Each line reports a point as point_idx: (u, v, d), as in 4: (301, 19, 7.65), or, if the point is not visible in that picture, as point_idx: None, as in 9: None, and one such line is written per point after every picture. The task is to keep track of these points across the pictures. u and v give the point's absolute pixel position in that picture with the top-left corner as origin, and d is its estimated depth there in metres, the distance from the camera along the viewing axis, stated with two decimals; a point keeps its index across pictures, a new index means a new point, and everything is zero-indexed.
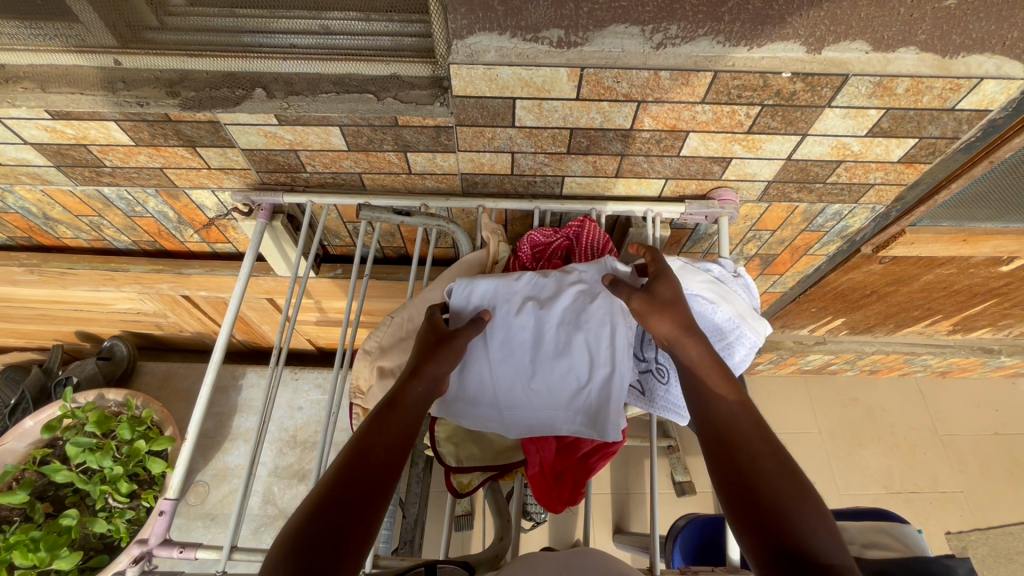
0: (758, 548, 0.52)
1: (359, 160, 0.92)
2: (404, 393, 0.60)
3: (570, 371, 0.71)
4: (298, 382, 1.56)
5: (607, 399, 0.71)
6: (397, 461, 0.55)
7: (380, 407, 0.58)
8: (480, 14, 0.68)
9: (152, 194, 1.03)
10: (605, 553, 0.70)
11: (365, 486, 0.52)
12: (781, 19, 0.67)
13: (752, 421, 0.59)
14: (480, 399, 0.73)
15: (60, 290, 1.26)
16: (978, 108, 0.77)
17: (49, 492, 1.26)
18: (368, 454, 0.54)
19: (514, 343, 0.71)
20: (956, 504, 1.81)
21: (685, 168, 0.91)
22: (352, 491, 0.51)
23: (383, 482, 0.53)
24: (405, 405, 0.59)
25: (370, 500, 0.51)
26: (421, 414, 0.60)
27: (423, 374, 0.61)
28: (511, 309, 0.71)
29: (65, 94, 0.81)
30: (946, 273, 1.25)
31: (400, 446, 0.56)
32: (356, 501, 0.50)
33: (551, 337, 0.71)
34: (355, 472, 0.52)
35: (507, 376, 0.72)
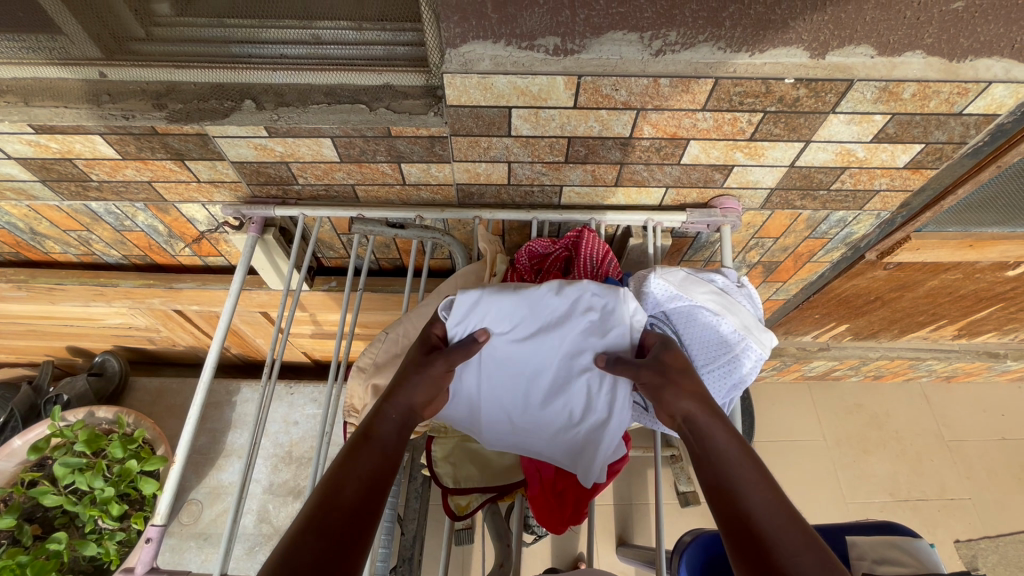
0: None
1: (352, 171, 0.89)
2: (376, 423, 0.58)
3: (565, 405, 0.69)
4: (293, 397, 1.53)
5: (595, 442, 0.70)
6: (377, 494, 0.52)
7: (355, 439, 0.56)
8: (474, 22, 0.66)
9: (141, 208, 1.00)
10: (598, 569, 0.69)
11: (346, 519, 0.48)
12: (784, 24, 0.65)
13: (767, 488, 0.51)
14: (469, 417, 0.72)
15: (49, 306, 1.23)
16: (987, 113, 0.75)
17: (38, 513, 1.24)
18: (347, 485, 0.51)
19: (510, 374, 0.67)
20: (965, 511, 1.78)
21: (686, 176, 0.88)
22: (332, 523, 0.47)
23: (365, 515, 0.50)
24: (377, 436, 0.56)
25: (351, 535, 0.48)
26: (398, 443, 0.58)
27: (394, 398, 0.59)
28: (512, 338, 0.65)
29: (48, 108, 0.78)
30: (952, 278, 1.23)
31: (379, 477, 0.53)
32: (337, 534, 0.47)
33: (551, 372, 0.67)
34: (335, 502, 0.49)
35: (500, 403, 0.70)
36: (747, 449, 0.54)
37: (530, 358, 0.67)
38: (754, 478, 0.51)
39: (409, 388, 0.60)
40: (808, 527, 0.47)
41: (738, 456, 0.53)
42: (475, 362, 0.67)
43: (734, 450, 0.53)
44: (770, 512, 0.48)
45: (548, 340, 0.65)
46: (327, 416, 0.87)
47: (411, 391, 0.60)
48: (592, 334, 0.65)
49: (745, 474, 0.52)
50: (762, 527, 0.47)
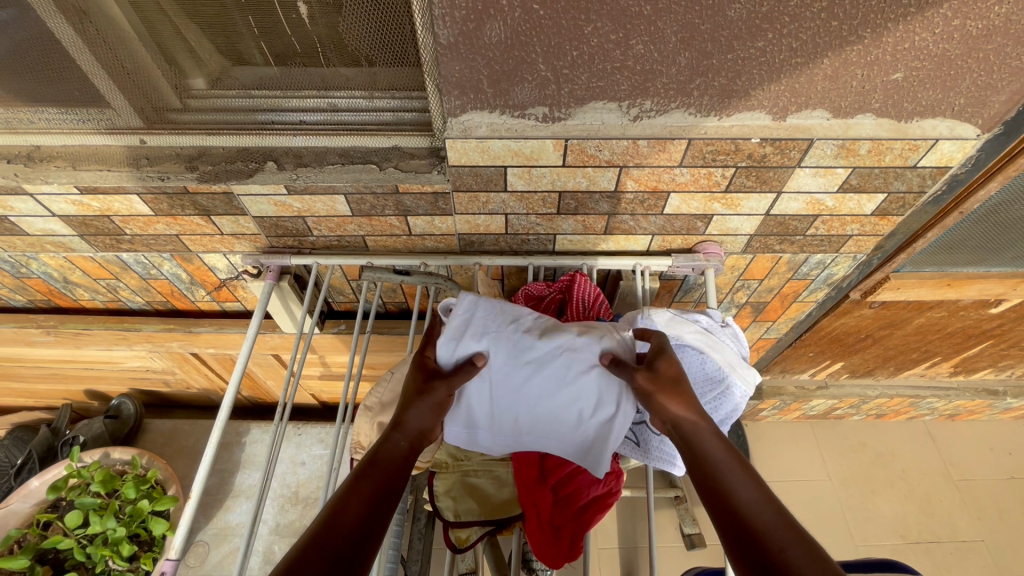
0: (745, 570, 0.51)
1: (362, 224, 0.98)
2: (384, 448, 0.63)
3: (575, 405, 0.71)
4: (301, 437, 1.56)
5: (604, 435, 0.72)
6: (376, 517, 0.57)
7: (362, 463, 0.61)
8: (471, 96, 0.75)
9: (167, 258, 1.08)
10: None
11: (349, 536, 0.54)
12: (746, 93, 0.74)
13: (748, 476, 0.58)
14: (474, 418, 0.73)
15: (74, 350, 1.30)
16: (939, 165, 0.83)
17: (50, 555, 1.27)
18: (350, 506, 0.56)
19: (519, 373, 0.69)
20: (978, 553, 1.75)
21: (670, 225, 0.96)
22: (335, 538, 0.53)
23: (365, 537, 0.54)
24: (383, 462, 0.62)
25: (352, 552, 0.53)
26: (400, 469, 0.63)
27: (401, 426, 0.65)
28: (525, 337, 0.68)
29: (93, 171, 0.88)
30: (937, 315, 1.27)
31: (381, 497, 0.59)
32: (341, 552, 0.52)
33: (563, 371, 0.69)
34: (338, 519, 0.55)
35: (506, 402, 0.71)
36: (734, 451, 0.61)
37: (541, 358, 0.68)
38: (744, 476, 0.58)
39: (418, 415, 0.66)
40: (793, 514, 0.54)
41: (726, 455, 0.60)
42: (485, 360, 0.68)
43: (723, 453, 0.61)
44: (757, 501, 0.55)
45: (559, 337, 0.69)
46: (335, 454, 0.91)
47: (413, 417, 0.66)
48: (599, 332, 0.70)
49: (732, 471, 0.59)
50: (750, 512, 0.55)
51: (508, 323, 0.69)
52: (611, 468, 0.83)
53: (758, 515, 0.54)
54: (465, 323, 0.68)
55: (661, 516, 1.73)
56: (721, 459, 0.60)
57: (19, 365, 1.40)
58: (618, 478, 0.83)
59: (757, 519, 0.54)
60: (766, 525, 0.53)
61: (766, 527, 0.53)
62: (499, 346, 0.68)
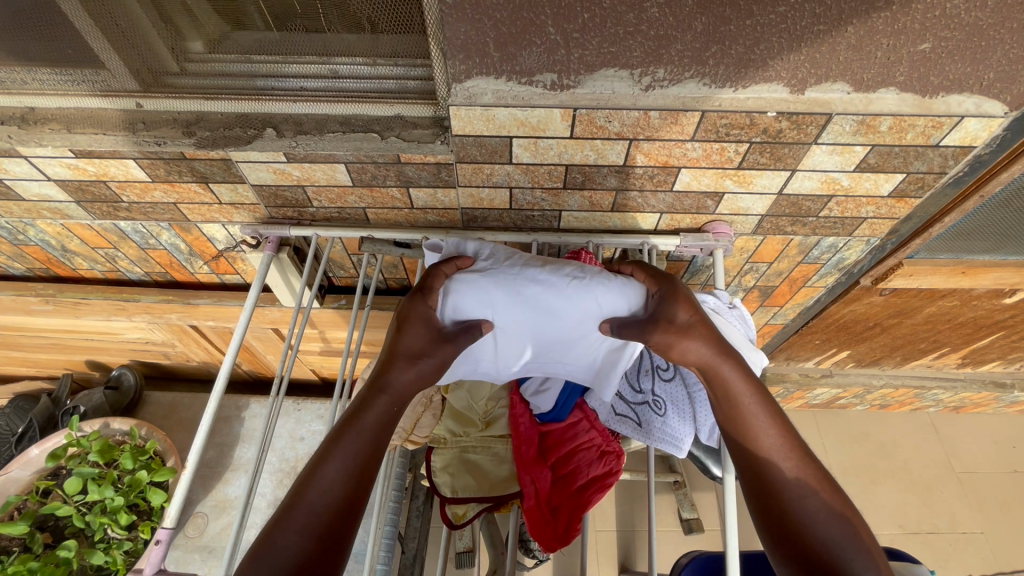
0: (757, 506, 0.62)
1: (363, 195, 0.95)
2: (363, 412, 0.62)
3: (583, 337, 0.71)
4: (300, 413, 1.56)
5: (613, 364, 0.73)
6: (358, 492, 0.58)
7: (339, 427, 0.61)
8: (477, 61, 0.72)
9: (166, 228, 1.07)
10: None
11: (329, 514, 0.56)
12: (764, 63, 0.70)
13: (772, 418, 0.63)
14: (474, 351, 0.72)
15: (72, 319, 1.29)
16: (962, 145, 0.79)
17: (50, 522, 1.29)
18: (327, 483, 0.57)
19: (522, 302, 0.68)
20: (977, 545, 1.74)
21: (679, 202, 0.93)
22: (313, 519, 0.55)
23: (348, 514, 0.57)
24: (361, 427, 0.61)
25: (332, 529, 0.55)
26: (382, 431, 0.62)
27: (385, 387, 0.63)
28: (530, 268, 0.70)
29: (88, 135, 0.86)
30: (949, 305, 1.25)
31: (361, 466, 0.59)
32: (323, 531, 0.55)
33: (568, 302, 0.68)
34: (315, 497, 0.56)
35: (511, 335, 0.70)
36: (762, 393, 0.64)
37: (545, 288, 0.68)
38: (768, 420, 0.63)
39: (407, 374, 0.64)
40: (809, 453, 0.62)
41: (754, 398, 0.64)
42: (484, 292, 0.68)
43: (749, 397, 0.64)
44: (782, 449, 0.62)
45: (565, 270, 0.70)
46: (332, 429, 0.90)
47: (402, 378, 0.63)
48: (600, 270, 0.71)
49: (760, 416, 0.63)
50: (770, 459, 0.61)
51: (503, 260, 0.72)
52: (612, 448, 0.82)
53: (776, 462, 0.61)
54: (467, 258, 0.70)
55: (660, 500, 1.73)
56: (750, 409, 0.63)
57: (18, 334, 1.40)
58: (618, 458, 0.81)
59: (775, 466, 0.61)
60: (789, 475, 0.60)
61: (790, 478, 0.60)
62: (502, 278, 0.68)
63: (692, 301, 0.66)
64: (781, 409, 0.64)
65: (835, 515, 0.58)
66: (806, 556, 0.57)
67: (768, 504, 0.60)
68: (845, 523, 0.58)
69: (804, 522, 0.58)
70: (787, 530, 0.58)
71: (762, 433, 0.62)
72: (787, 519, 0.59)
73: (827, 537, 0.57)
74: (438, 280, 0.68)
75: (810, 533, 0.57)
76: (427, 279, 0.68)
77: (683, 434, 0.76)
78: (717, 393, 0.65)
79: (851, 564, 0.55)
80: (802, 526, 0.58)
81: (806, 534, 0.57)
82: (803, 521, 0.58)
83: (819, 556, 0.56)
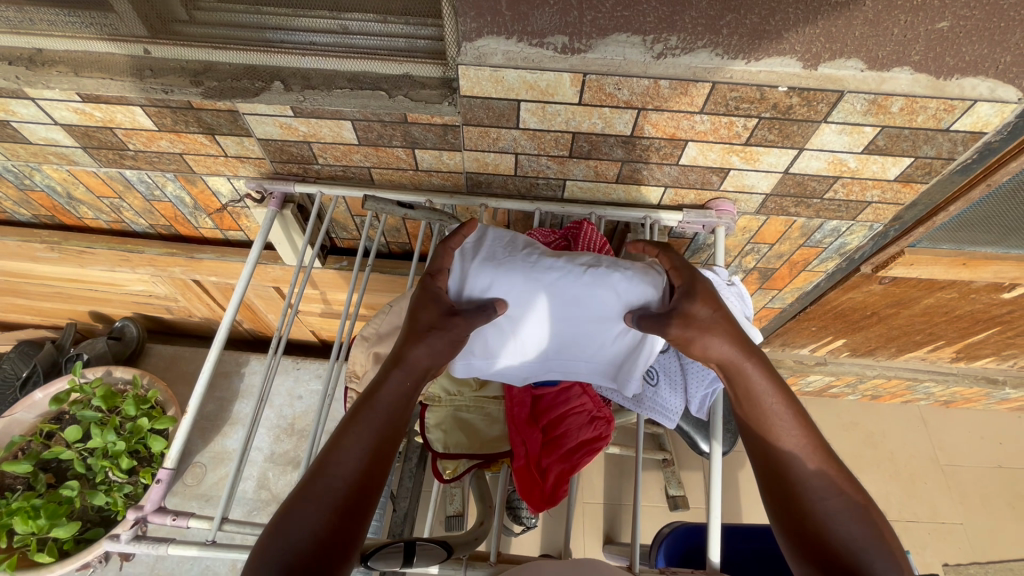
0: (775, 504, 0.63)
1: (369, 154, 0.95)
2: (381, 388, 0.64)
3: (601, 331, 0.69)
4: (299, 372, 1.59)
5: (632, 360, 0.72)
6: (376, 467, 0.61)
7: (359, 404, 0.63)
8: (489, 19, 0.71)
9: (171, 179, 1.07)
10: (604, 565, 0.67)
11: (350, 487, 0.59)
12: (778, 35, 0.69)
13: (794, 416, 0.64)
14: (492, 347, 0.72)
15: (77, 268, 1.31)
16: (973, 130, 0.79)
17: (53, 464, 1.33)
18: (347, 459, 0.60)
19: (537, 294, 0.67)
20: (955, 536, 1.78)
21: (684, 177, 0.93)
22: (334, 493, 0.58)
23: (367, 489, 0.60)
24: (379, 402, 0.63)
25: (352, 500, 0.59)
26: (400, 406, 0.64)
27: (402, 365, 0.64)
28: (544, 256, 0.68)
29: (96, 79, 0.85)
30: (947, 297, 1.25)
31: (378, 443, 0.62)
32: (343, 505, 0.59)
33: (584, 293, 0.67)
34: (336, 473, 0.59)
35: (530, 328, 0.70)
36: (787, 396, 0.65)
37: (560, 276, 0.67)
38: (790, 419, 0.64)
39: (423, 352, 0.64)
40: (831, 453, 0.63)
41: (779, 397, 0.65)
42: (496, 284, 0.67)
43: (772, 395, 0.64)
44: (803, 451, 0.63)
45: (578, 257, 0.69)
46: (328, 389, 0.91)
47: (415, 355, 0.64)
48: (615, 258, 0.70)
49: (784, 416, 0.64)
50: (790, 458, 0.63)
51: (517, 248, 0.69)
52: (603, 414, 0.83)
53: (796, 461, 0.62)
54: (482, 247, 0.69)
55: (648, 476, 1.77)
56: (773, 410, 0.64)
57: (24, 281, 1.42)
58: (608, 423, 0.83)
59: (796, 465, 0.62)
60: (811, 477, 0.62)
61: (811, 479, 0.62)
62: (517, 267, 0.67)
63: (714, 298, 0.66)
64: (803, 411, 0.65)
65: (856, 513, 0.60)
66: (828, 558, 0.58)
67: (788, 503, 0.62)
68: (866, 522, 0.60)
69: (826, 525, 0.60)
70: (810, 533, 0.60)
71: (785, 436, 0.63)
72: (808, 519, 0.60)
73: (848, 538, 0.59)
74: (447, 261, 0.68)
75: (831, 534, 0.59)
76: (439, 261, 0.68)
77: (674, 405, 0.79)
78: (739, 392, 0.66)
79: (871, 562, 0.57)
80: (823, 525, 0.60)
81: (828, 535, 0.59)
82: (825, 524, 0.59)
83: (842, 557, 0.58)
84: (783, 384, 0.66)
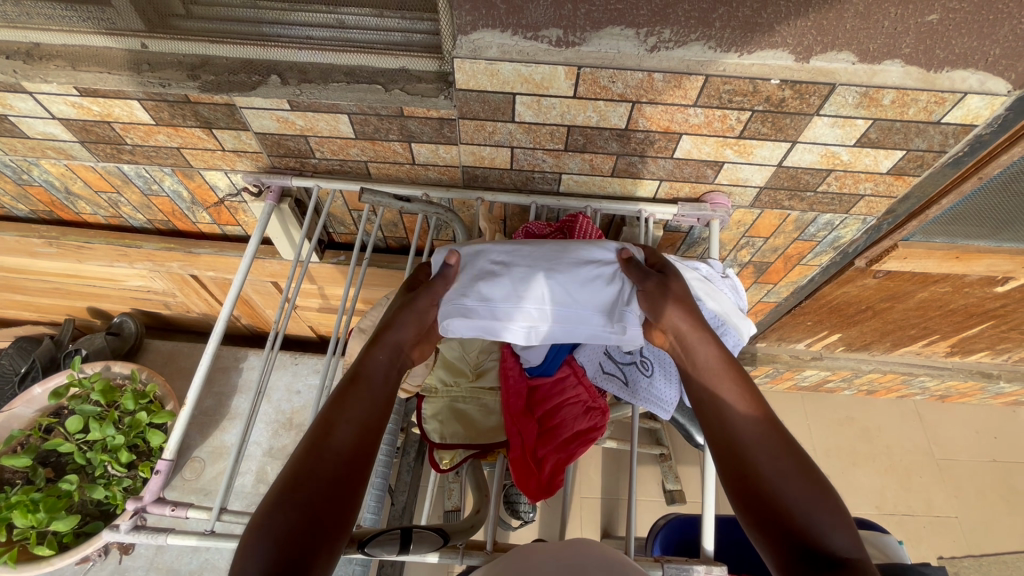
0: (728, 478, 0.61)
1: (365, 148, 0.96)
2: (365, 365, 0.64)
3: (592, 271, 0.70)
4: (297, 367, 1.60)
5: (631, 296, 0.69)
6: (367, 440, 0.59)
7: (344, 384, 0.63)
8: (484, 12, 0.72)
9: (169, 173, 1.07)
10: (617, 561, 0.57)
11: (343, 458, 0.57)
12: (770, 28, 0.70)
13: (742, 388, 0.64)
14: (486, 295, 0.68)
15: (75, 263, 1.31)
16: (964, 122, 0.79)
17: (52, 458, 1.34)
18: (338, 431, 0.58)
19: (523, 251, 0.72)
20: (950, 529, 1.79)
21: (678, 170, 0.94)
22: (325, 465, 0.56)
23: (359, 460, 0.58)
24: (365, 376, 0.63)
25: (344, 473, 0.56)
26: (387, 380, 0.64)
27: (384, 341, 0.65)
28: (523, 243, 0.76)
29: (93, 73, 0.85)
30: (941, 291, 1.26)
31: (367, 416, 0.61)
32: (336, 477, 0.56)
33: (565, 246, 0.72)
34: (326, 445, 0.57)
35: (523, 273, 0.69)
36: (734, 369, 0.65)
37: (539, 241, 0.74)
38: (737, 390, 0.64)
39: (402, 329, 0.66)
40: (781, 424, 0.62)
41: (727, 371, 0.65)
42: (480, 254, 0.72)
43: (720, 366, 0.66)
44: (752, 420, 0.62)
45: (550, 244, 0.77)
46: (325, 381, 0.92)
47: (400, 330, 0.66)
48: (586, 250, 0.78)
49: (732, 388, 0.64)
50: (739, 428, 0.62)
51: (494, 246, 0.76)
52: (598, 404, 0.84)
53: (744, 429, 0.62)
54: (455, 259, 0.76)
55: (645, 471, 1.78)
56: (720, 380, 0.65)
57: (23, 277, 1.42)
58: (603, 414, 0.84)
59: (743, 433, 0.61)
60: (764, 447, 0.60)
61: (761, 447, 0.60)
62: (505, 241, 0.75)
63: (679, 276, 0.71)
64: (755, 387, 0.65)
65: (809, 482, 0.57)
66: (783, 528, 0.55)
67: (739, 473, 0.60)
68: (819, 492, 0.56)
69: (778, 493, 0.57)
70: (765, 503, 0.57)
71: (733, 407, 0.63)
72: (760, 487, 0.58)
73: (801, 506, 0.55)
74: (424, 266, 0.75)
75: (783, 501, 0.56)
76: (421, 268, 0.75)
77: (669, 396, 0.80)
78: (690, 367, 0.67)
79: (824, 529, 0.54)
80: (774, 492, 0.57)
81: (781, 505, 0.56)
82: (775, 490, 0.57)
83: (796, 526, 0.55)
84: (734, 359, 0.67)
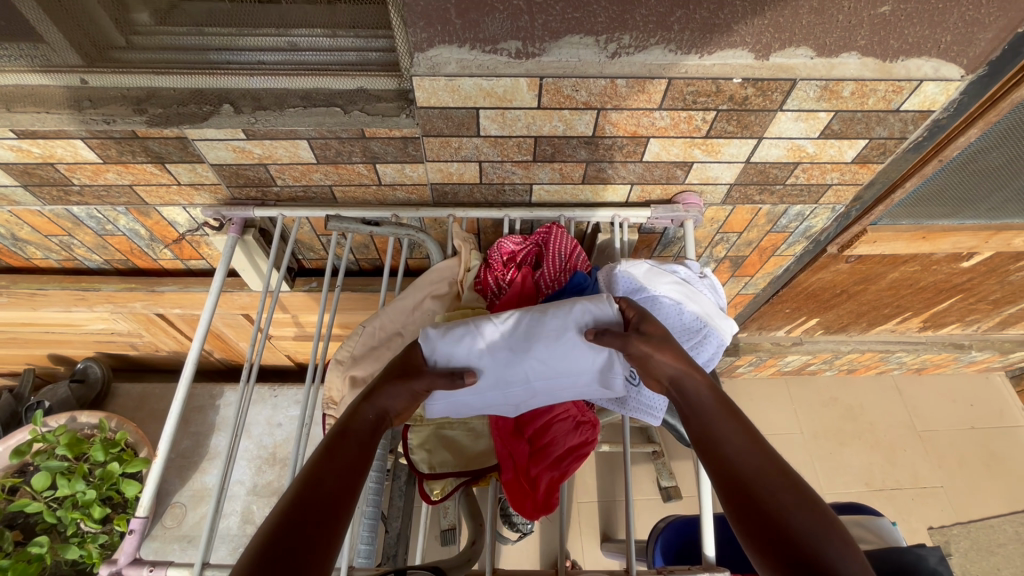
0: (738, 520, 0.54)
1: (329, 172, 0.93)
2: (354, 420, 0.61)
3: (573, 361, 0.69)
4: (277, 399, 1.55)
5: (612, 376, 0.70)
6: (351, 492, 0.56)
7: (331, 438, 0.60)
8: (439, 28, 0.69)
9: (123, 212, 1.02)
10: None
11: (323, 511, 0.53)
12: (728, 28, 0.70)
13: (734, 421, 0.60)
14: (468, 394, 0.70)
15: (30, 311, 1.25)
16: (922, 109, 0.81)
17: (19, 520, 1.27)
18: (321, 483, 0.55)
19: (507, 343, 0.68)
20: (938, 498, 1.83)
21: (648, 173, 0.93)
22: (304, 519, 0.52)
23: (339, 514, 0.54)
24: (355, 432, 0.60)
25: (324, 529, 0.52)
26: (373, 435, 0.62)
27: (373, 399, 0.63)
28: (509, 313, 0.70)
29: (30, 113, 0.80)
30: (911, 270, 1.28)
31: (353, 469, 0.58)
32: (314, 532, 0.51)
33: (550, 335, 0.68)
34: (307, 499, 0.53)
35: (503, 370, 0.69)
36: (727, 403, 0.62)
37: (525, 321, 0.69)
38: (731, 423, 0.60)
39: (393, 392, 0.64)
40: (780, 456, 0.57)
41: (721, 408, 0.61)
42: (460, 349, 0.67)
43: (711, 400, 0.62)
44: (751, 453, 0.57)
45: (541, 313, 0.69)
46: (304, 417, 0.88)
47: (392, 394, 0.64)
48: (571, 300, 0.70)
49: (727, 423, 0.60)
50: (739, 462, 0.57)
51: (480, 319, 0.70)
52: (588, 418, 0.82)
53: (745, 462, 0.57)
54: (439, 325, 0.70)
55: (639, 470, 1.77)
56: (714, 415, 0.61)
57: None
58: (593, 428, 0.82)
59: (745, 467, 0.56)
60: (763, 478, 0.55)
61: (765, 481, 0.55)
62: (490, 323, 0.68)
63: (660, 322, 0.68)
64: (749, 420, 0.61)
65: (820, 513, 0.52)
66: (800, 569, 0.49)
67: (747, 511, 0.54)
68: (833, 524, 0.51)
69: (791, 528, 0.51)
70: (776, 542, 0.51)
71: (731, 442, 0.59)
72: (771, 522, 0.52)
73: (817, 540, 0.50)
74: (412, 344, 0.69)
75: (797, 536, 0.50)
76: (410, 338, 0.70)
77: (658, 403, 0.79)
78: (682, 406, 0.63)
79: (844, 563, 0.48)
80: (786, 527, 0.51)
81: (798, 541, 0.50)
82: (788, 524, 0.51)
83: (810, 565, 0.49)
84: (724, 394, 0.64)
